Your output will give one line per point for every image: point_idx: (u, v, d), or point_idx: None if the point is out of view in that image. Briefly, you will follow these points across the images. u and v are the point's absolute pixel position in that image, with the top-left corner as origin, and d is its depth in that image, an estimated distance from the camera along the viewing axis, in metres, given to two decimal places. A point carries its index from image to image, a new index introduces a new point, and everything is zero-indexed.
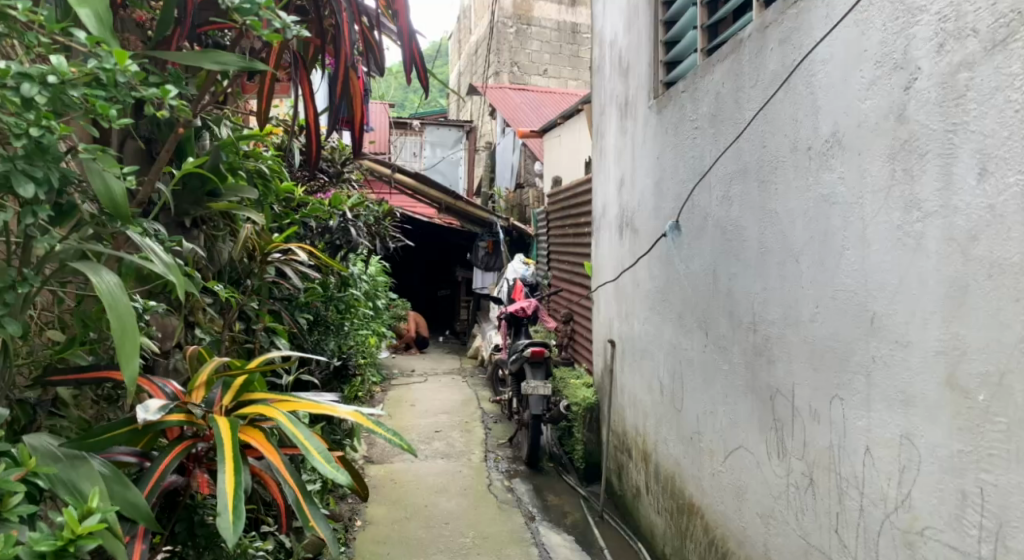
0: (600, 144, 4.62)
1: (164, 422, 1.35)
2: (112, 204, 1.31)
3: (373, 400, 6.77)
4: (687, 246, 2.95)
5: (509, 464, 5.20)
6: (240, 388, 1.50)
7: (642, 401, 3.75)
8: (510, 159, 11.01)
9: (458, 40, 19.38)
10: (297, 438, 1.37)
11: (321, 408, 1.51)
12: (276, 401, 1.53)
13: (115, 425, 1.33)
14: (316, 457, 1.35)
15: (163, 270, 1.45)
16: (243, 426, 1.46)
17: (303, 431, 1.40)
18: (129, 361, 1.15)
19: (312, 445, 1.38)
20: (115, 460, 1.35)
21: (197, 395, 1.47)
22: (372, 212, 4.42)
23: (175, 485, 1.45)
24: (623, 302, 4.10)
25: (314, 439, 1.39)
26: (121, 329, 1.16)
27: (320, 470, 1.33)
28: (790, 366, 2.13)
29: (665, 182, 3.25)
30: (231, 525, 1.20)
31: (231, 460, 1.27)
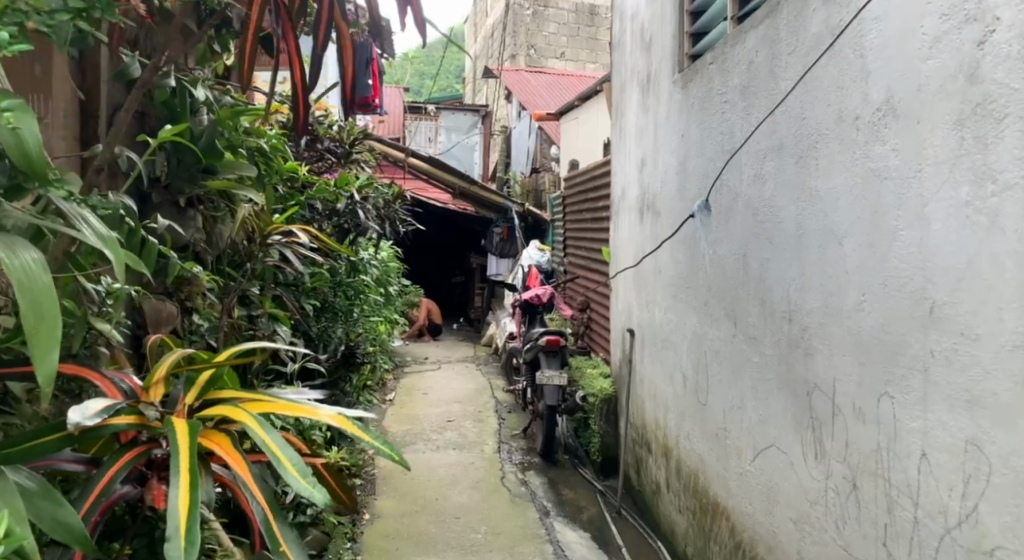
0: (620, 124, 4.42)
1: (111, 426, 1.18)
2: (22, 157, 1.09)
3: (384, 388, 6.66)
4: (715, 229, 2.75)
5: (523, 456, 5.06)
6: (206, 384, 1.35)
7: (663, 393, 3.57)
8: (526, 143, 10.80)
9: (473, 23, 19.11)
10: (269, 447, 1.21)
11: (298, 410, 1.35)
12: (246, 401, 1.37)
13: (44, 431, 1.14)
14: (288, 471, 1.19)
15: (90, 241, 1.16)
16: (206, 430, 1.29)
17: (275, 441, 1.24)
18: (44, 355, 0.98)
19: (284, 456, 1.22)
20: (56, 468, 1.22)
21: (156, 392, 1.32)
22: (381, 195, 4.26)
23: (126, 498, 1.28)
24: (643, 288, 3.91)
25: (289, 449, 1.23)
26: (34, 320, 0.98)
27: (294, 487, 1.17)
28: (830, 361, 1.93)
29: (691, 161, 3.05)
30: (182, 551, 1.04)
31: (187, 471, 1.11)
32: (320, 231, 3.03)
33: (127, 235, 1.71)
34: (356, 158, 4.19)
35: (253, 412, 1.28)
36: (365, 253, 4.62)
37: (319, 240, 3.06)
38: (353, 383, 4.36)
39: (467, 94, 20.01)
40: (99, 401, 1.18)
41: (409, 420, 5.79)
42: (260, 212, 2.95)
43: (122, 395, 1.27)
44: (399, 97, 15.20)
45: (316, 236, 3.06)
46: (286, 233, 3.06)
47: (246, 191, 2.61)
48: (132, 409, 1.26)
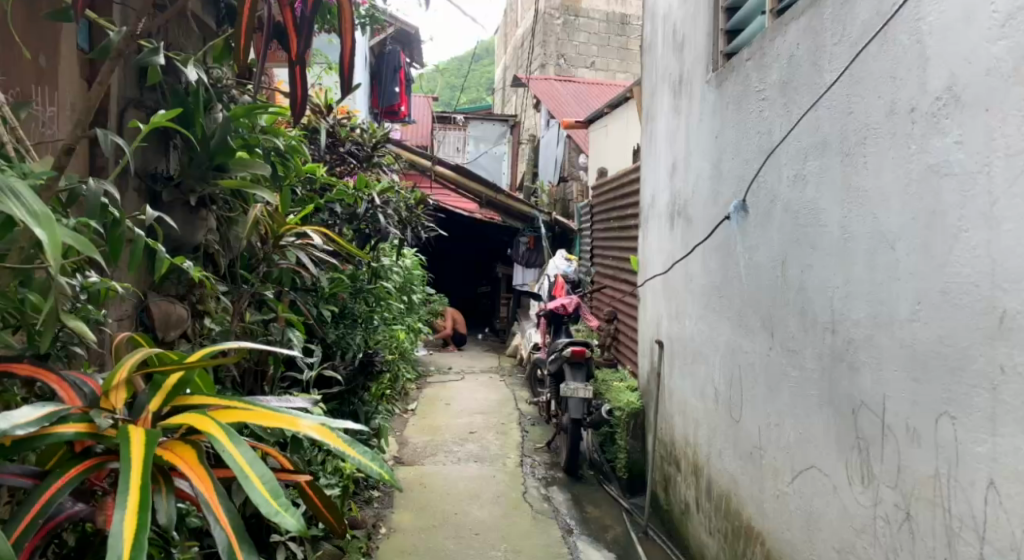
0: (650, 128, 4.28)
1: (53, 436, 1.08)
2: None
3: (407, 397, 6.57)
4: (753, 234, 2.58)
5: (547, 471, 4.91)
6: (171, 390, 1.25)
7: (693, 408, 3.39)
8: (554, 152, 10.69)
9: (503, 34, 19.13)
10: (235, 463, 1.11)
11: (274, 420, 1.24)
12: (217, 409, 1.27)
13: None
14: (257, 490, 1.09)
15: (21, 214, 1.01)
16: (170, 441, 1.19)
17: (244, 455, 1.14)
18: None
19: (253, 472, 1.12)
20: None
21: (116, 396, 1.22)
22: (402, 199, 4.18)
23: (80, 516, 1.15)
24: (673, 298, 3.75)
25: (259, 464, 1.13)
26: None
27: (260, 510, 1.07)
28: (879, 377, 1.75)
29: (725, 163, 2.90)
30: None
31: (137, 491, 1.01)
32: (337, 232, 2.94)
33: (114, 227, 1.61)
34: (378, 161, 4.11)
35: (221, 422, 1.18)
36: (387, 259, 4.53)
37: (335, 241, 2.97)
38: (372, 392, 4.26)
39: (497, 104, 20.02)
40: (38, 409, 1.09)
41: (431, 431, 5.67)
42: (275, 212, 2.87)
43: (78, 398, 1.19)
44: (428, 107, 15.24)
45: (333, 238, 2.97)
46: (303, 235, 2.98)
47: (260, 190, 2.55)
48: (82, 415, 1.16)
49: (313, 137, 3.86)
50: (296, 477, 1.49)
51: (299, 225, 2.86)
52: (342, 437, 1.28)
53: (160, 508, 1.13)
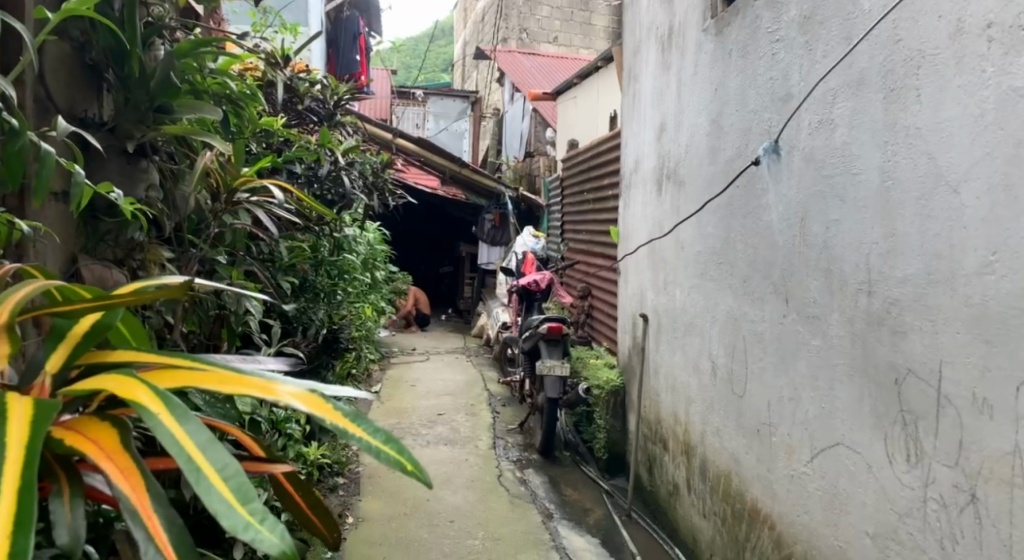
0: (632, 89, 4.05)
1: None
2: None
3: (370, 379, 6.26)
4: (787, 177, 2.20)
5: (521, 453, 4.69)
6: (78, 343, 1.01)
7: (684, 384, 3.20)
8: (519, 127, 10.39)
9: (463, 9, 18.63)
10: (179, 451, 0.82)
11: (233, 386, 0.96)
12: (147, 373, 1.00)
13: None
14: (213, 486, 0.80)
15: None
16: (78, 419, 0.91)
17: (195, 438, 0.85)
18: None
19: (207, 462, 0.83)
20: None
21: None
22: (367, 162, 3.86)
23: None
24: (659, 268, 3.54)
25: (216, 451, 0.85)
26: None
27: (218, 515, 0.78)
28: (934, 342, 1.55)
29: (727, 117, 2.68)
30: None
31: (15, 509, 0.72)
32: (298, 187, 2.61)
33: (9, 137, 1.42)
34: (341, 120, 3.76)
35: (155, 388, 0.89)
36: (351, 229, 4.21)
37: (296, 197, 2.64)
38: (336, 371, 3.95)
39: (456, 81, 19.53)
40: None
41: (397, 413, 5.39)
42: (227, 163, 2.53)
43: None
44: (385, 81, 14.71)
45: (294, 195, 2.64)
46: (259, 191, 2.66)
47: (207, 137, 2.22)
48: None
49: (270, 90, 3.49)
50: (271, 468, 1.20)
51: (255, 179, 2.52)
52: (335, 408, 1.00)
53: (60, 521, 0.86)
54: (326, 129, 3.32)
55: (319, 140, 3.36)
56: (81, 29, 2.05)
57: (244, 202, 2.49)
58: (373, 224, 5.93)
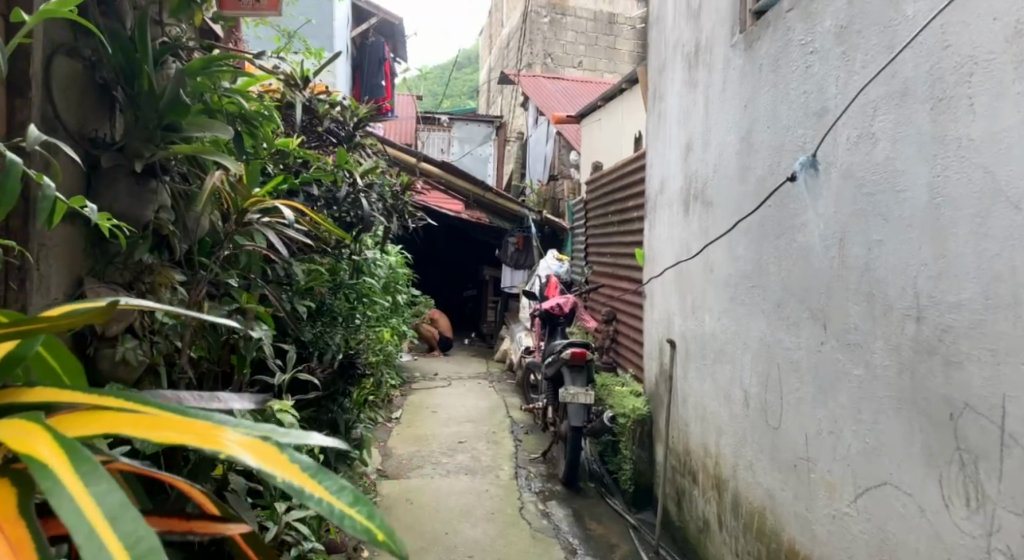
0: (658, 108, 3.95)
1: None
2: None
3: (390, 405, 6.16)
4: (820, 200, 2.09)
5: (543, 483, 4.53)
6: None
7: (714, 414, 3.03)
8: (543, 150, 10.35)
9: (487, 35, 18.81)
10: (78, 518, 0.75)
11: (162, 440, 0.90)
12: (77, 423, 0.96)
13: None
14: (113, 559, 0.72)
15: None
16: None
17: (110, 503, 0.78)
18: None
19: (112, 530, 0.75)
20: None
21: None
22: (387, 184, 3.80)
23: None
24: (687, 293, 3.40)
25: (125, 518, 0.77)
26: None
27: None
28: (996, 374, 1.40)
29: (758, 133, 2.56)
30: None
31: None
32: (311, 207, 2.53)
33: None
34: (361, 141, 3.71)
35: (62, 442, 0.84)
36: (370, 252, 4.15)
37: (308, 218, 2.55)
38: (354, 397, 3.85)
39: (481, 106, 19.65)
40: None
41: (417, 440, 5.27)
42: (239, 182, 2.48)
43: None
44: (411, 106, 14.83)
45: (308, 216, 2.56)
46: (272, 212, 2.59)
47: (217, 155, 2.17)
48: None
49: (289, 113, 3.46)
50: (227, 527, 1.10)
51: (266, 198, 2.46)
52: (285, 461, 0.93)
53: None
54: (343, 150, 3.29)
55: (336, 160, 3.31)
56: (93, 48, 2.02)
57: (255, 222, 2.43)
58: (395, 247, 5.89)
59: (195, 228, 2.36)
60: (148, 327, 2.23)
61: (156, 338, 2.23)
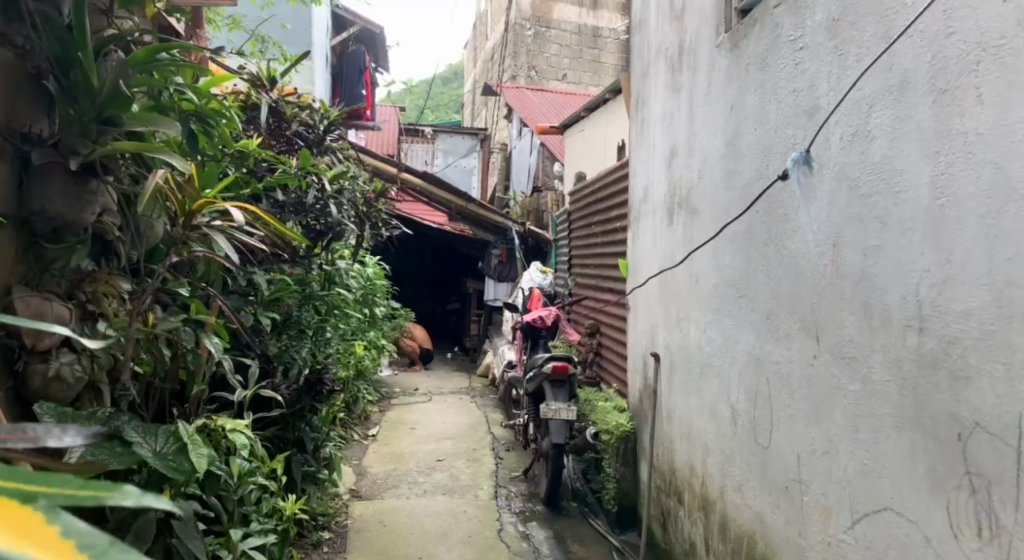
0: (640, 114, 3.84)
1: None
2: None
3: (367, 422, 5.97)
4: (810, 205, 1.97)
5: (523, 503, 4.35)
6: None
7: (701, 431, 2.89)
8: (527, 162, 10.25)
9: (472, 49, 18.79)
10: None
11: None
12: None
13: None
14: None
15: None
16: None
17: None
18: None
19: None
20: None
21: None
22: (359, 190, 3.64)
23: None
24: (671, 304, 3.26)
25: None
26: None
27: None
28: (1010, 390, 1.26)
29: (744, 137, 2.44)
30: None
31: None
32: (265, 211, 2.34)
33: None
34: (332, 146, 3.56)
35: None
36: (343, 263, 3.98)
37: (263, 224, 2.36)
38: (323, 415, 3.66)
39: (466, 119, 19.58)
40: None
41: (393, 459, 5.07)
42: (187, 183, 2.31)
43: None
44: (394, 118, 14.71)
45: (263, 222, 2.37)
46: (224, 215, 2.43)
47: (163, 154, 2.03)
48: None
49: (255, 116, 3.30)
50: None
51: (216, 201, 2.28)
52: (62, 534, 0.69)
53: None
54: (304, 151, 3.14)
55: (302, 164, 3.15)
56: (25, 36, 1.85)
57: (203, 227, 2.27)
58: (372, 259, 5.72)
59: (146, 233, 2.19)
60: (88, 338, 2.03)
61: (97, 351, 2.04)
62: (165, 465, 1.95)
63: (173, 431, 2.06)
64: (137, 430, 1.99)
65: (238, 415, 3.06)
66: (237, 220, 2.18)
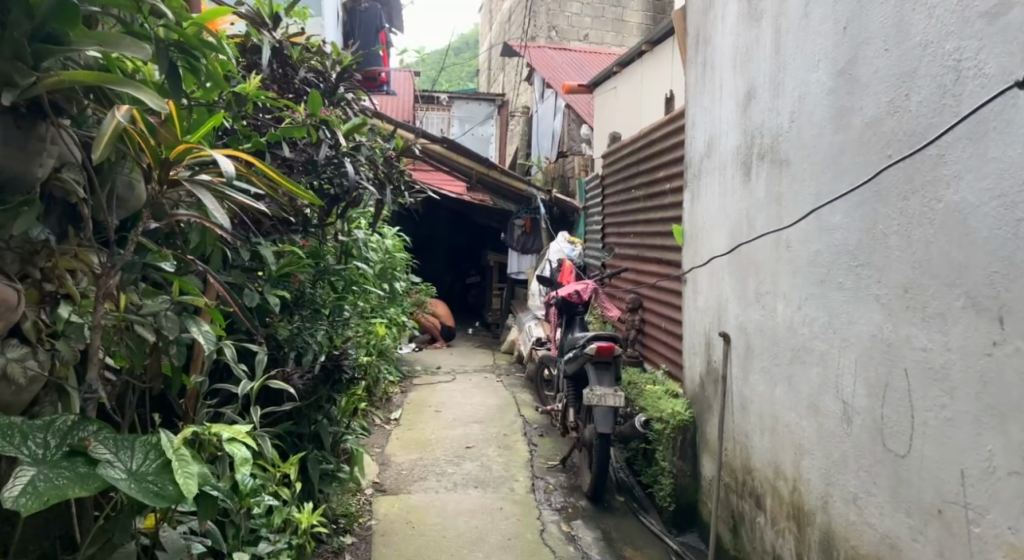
0: (703, 55, 3.30)
1: None
2: None
3: (389, 404, 5.58)
4: (997, 142, 1.45)
5: (565, 497, 3.94)
6: None
7: (790, 427, 2.41)
8: (551, 126, 9.68)
9: (487, 12, 18.05)
10: None
11: None
12: None
13: None
14: None
15: None
16: None
17: None
18: None
19: None
20: None
21: None
22: (380, 149, 3.17)
23: None
24: (747, 275, 2.77)
25: None
26: None
27: None
28: None
29: (866, 62, 1.91)
30: None
31: None
32: (267, 164, 1.83)
33: None
34: (348, 97, 3.06)
35: None
36: (361, 232, 3.52)
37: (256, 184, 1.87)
38: (342, 404, 3.22)
39: (482, 85, 18.91)
40: None
41: (419, 446, 4.66)
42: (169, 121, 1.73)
43: None
44: (408, 82, 14.11)
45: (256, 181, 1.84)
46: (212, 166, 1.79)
47: (131, 88, 1.53)
48: None
49: (256, 60, 2.81)
50: None
51: (201, 145, 1.66)
52: None
53: None
54: (315, 93, 2.55)
55: (310, 107, 2.62)
56: None
57: (184, 182, 1.61)
58: (390, 229, 5.25)
59: (130, 195, 1.74)
60: (45, 328, 1.61)
61: (56, 343, 1.60)
62: (142, 492, 1.50)
63: (155, 443, 1.62)
64: (108, 444, 1.54)
65: (244, 410, 2.64)
66: (229, 176, 1.49)
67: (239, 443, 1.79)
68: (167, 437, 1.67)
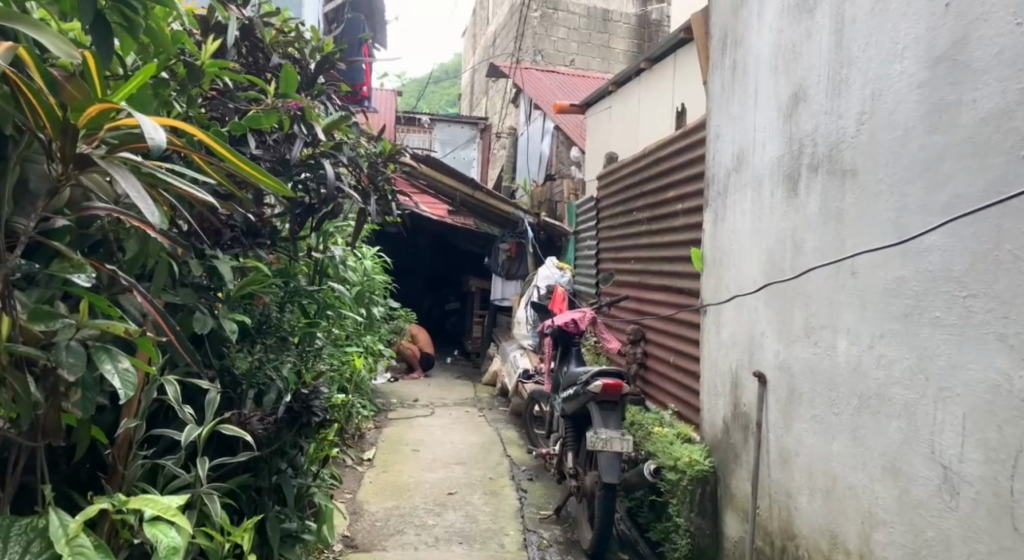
0: (732, 57, 2.95)
1: None
2: None
3: (362, 442, 5.07)
4: None
5: (562, 555, 3.46)
6: None
7: (855, 493, 1.98)
8: (538, 148, 9.37)
9: (472, 36, 17.84)
10: None
11: None
12: None
13: None
14: None
15: None
16: None
17: None
18: None
19: None
20: None
21: None
22: (363, 151, 2.75)
23: None
24: (792, 307, 2.38)
25: None
26: None
27: None
28: None
29: (979, 45, 1.53)
30: None
31: None
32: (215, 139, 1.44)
33: None
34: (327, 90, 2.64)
35: None
36: (339, 249, 3.08)
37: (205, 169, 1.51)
38: (310, 450, 2.73)
39: (464, 109, 18.66)
40: None
41: (395, 492, 4.15)
42: (75, 77, 1.26)
43: None
44: (389, 102, 13.75)
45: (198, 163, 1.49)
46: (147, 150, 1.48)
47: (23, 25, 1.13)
48: None
49: (222, 40, 2.36)
50: None
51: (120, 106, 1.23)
52: None
53: None
54: (289, 68, 2.20)
55: (284, 86, 2.26)
56: None
57: (101, 161, 1.21)
58: (369, 248, 4.81)
59: (43, 189, 1.30)
60: None
61: None
62: None
63: (40, 529, 1.22)
64: None
65: (188, 459, 2.15)
66: (154, 146, 1.11)
67: (164, 525, 1.41)
68: (64, 517, 1.26)
